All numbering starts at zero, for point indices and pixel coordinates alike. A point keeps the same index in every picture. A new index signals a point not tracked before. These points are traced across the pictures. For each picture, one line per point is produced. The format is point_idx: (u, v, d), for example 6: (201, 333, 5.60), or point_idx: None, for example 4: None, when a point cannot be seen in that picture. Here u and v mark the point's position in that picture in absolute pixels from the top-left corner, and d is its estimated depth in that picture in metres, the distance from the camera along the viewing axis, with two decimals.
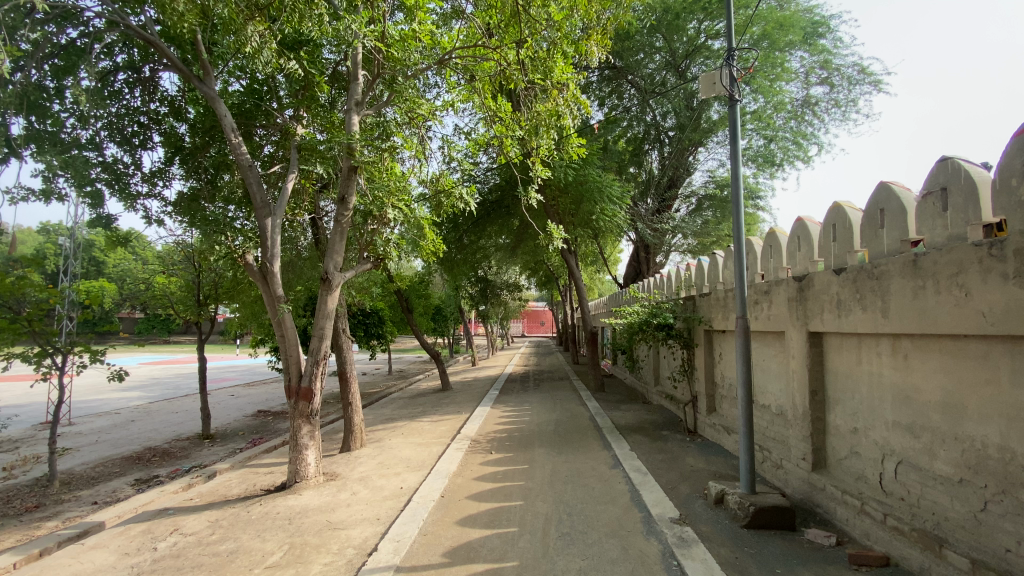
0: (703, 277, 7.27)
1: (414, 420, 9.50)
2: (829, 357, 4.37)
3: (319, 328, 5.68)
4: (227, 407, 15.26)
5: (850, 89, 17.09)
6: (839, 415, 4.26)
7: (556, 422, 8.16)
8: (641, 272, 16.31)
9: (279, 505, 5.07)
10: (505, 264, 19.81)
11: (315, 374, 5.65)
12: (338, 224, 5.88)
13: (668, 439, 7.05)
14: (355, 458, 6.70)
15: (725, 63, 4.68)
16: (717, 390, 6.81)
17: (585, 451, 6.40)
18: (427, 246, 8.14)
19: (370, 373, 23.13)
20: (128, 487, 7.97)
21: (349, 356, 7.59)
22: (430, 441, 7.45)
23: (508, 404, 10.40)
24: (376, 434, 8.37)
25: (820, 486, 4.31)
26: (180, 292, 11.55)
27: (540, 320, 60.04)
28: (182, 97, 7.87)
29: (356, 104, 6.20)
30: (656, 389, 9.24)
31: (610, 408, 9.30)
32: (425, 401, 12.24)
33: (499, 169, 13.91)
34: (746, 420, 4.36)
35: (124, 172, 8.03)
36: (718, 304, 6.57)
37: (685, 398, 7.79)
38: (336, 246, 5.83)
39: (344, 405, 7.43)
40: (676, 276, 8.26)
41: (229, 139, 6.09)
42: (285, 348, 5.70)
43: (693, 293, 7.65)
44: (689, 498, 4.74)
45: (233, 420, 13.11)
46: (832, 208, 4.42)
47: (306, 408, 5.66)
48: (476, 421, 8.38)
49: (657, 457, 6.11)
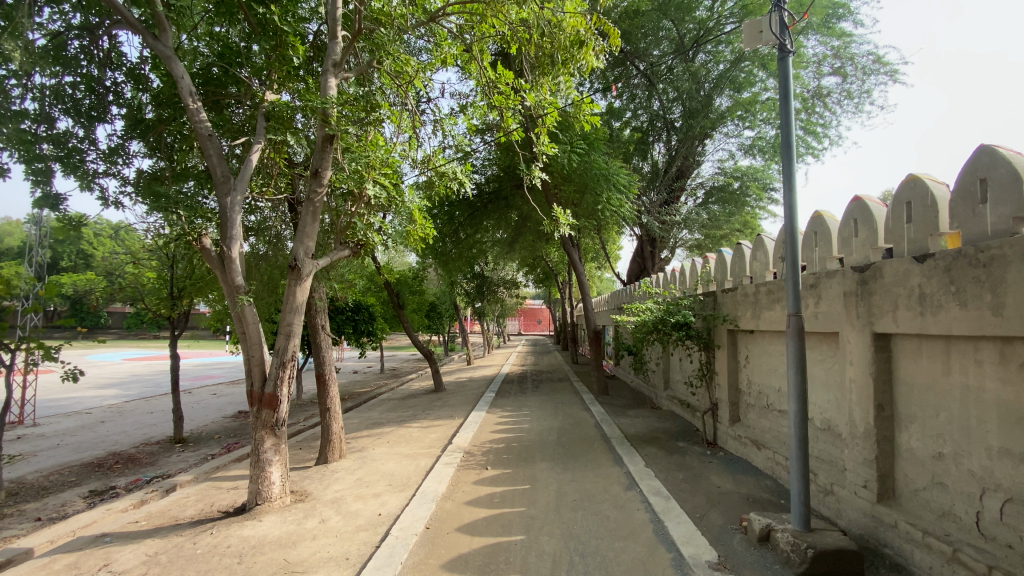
0: (727, 270, 6.48)
1: (402, 426, 8.67)
2: (902, 364, 3.59)
3: (286, 323, 4.84)
4: (207, 407, 14.36)
5: (863, 79, 16.33)
6: (916, 436, 3.48)
7: (558, 431, 7.36)
8: (646, 268, 15.42)
9: (233, 535, 4.24)
10: (502, 260, 19.08)
11: (281, 378, 4.82)
12: (309, 203, 4.99)
13: (686, 452, 6.26)
14: (332, 473, 5.88)
15: (775, 6, 3.84)
16: (742, 398, 6.02)
17: (593, 467, 5.61)
18: (418, 234, 7.26)
19: (363, 372, 22.35)
20: (79, 501, 7.09)
21: (328, 357, 6.76)
22: (418, 452, 6.63)
23: (506, 407, 9.60)
24: (360, 442, 7.55)
25: (889, 522, 3.54)
26: (152, 285, 10.71)
27: (538, 318, 59.25)
28: (144, 63, 7.01)
29: (334, 65, 5.34)
30: (669, 394, 8.45)
31: (616, 413, 8.51)
32: (417, 403, 11.45)
33: (499, 156, 13.15)
34: (802, 441, 3.56)
35: (78, 148, 7.15)
36: (746, 302, 5.78)
37: (702, 405, 6.99)
38: (308, 229, 4.97)
39: (322, 411, 6.58)
40: (694, 269, 7.46)
41: (185, 103, 5.23)
42: (246, 347, 4.88)
43: (713, 289, 6.86)
44: (725, 533, 3.94)
45: (211, 422, 12.24)
46: (905, 182, 3.66)
47: (270, 418, 4.83)
48: (470, 429, 7.57)
49: (677, 476, 5.31)
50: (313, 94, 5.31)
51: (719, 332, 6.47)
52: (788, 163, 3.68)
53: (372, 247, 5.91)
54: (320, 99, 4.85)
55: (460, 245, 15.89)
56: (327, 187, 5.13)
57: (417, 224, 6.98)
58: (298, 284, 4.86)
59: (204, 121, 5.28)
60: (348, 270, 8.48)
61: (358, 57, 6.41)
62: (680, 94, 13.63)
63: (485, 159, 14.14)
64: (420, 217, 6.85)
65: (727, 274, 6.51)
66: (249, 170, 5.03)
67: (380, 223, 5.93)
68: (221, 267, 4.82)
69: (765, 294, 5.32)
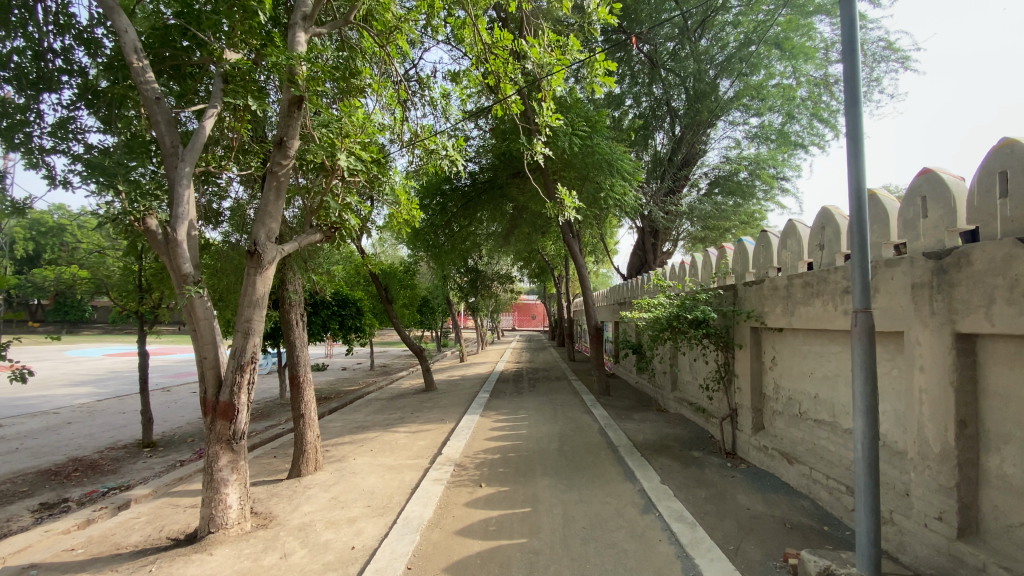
0: (750, 260, 5.82)
1: (389, 431, 7.96)
2: (992, 373, 2.93)
3: (244, 319, 4.11)
4: (184, 406, 13.58)
5: (873, 67, 15.67)
6: (1011, 461, 2.83)
7: (559, 437, 6.68)
8: (647, 262, 14.71)
9: (175, 574, 3.52)
10: (496, 254, 18.36)
11: (239, 384, 4.10)
12: (272, 177, 4.23)
13: (703, 464, 5.59)
14: (304, 489, 5.18)
15: None
16: (770, 405, 5.35)
17: (602, 483, 4.93)
18: (404, 218, 6.48)
19: (353, 368, 21.62)
20: (24, 516, 6.33)
21: (303, 356, 6.03)
22: (403, 463, 5.91)
23: (501, 409, 8.91)
24: (340, 450, 6.84)
25: (977, 567, 2.87)
26: (118, 277, 9.95)
27: (531, 314, 58.72)
28: (95, 25, 6.20)
29: (303, 18, 4.57)
30: (678, 396, 7.78)
31: (622, 417, 7.84)
32: (406, 404, 10.73)
33: (496, 139, 12.43)
34: (872, 468, 2.88)
35: (24, 122, 6.37)
36: (775, 296, 5.10)
37: (719, 411, 6.31)
38: (270, 208, 4.23)
39: (294, 418, 5.85)
40: (710, 260, 6.80)
41: (129, 61, 4.47)
42: (198, 347, 4.16)
43: (733, 283, 6.18)
44: (769, 573, 3.27)
45: (185, 424, 11.47)
46: (995, 148, 3.00)
47: (226, 430, 4.11)
48: (463, 435, 6.87)
49: (698, 495, 4.64)
50: (279, 52, 4.57)
51: (741, 330, 5.79)
52: (854, 126, 2.99)
53: (349, 232, 5.18)
54: (285, 53, 4.11)
55: (453, 237, 15.14)
56: (294, 160, 4.37)
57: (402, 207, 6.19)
58: (260, 273, 4.13)
59: (150, 83, 4.53)
60: (325, 258, 7.68)
61: (337, 18, 5.64)
62: (685, 78, 12.96)
63: (480, 147, 13.45)
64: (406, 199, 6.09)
65: (749, 266, 5.84)
66: (200, 141, 4.23)
67: (358, 204, 5.19)
68: (165, 254, 4.05)
69: (800, 287, 4.65)
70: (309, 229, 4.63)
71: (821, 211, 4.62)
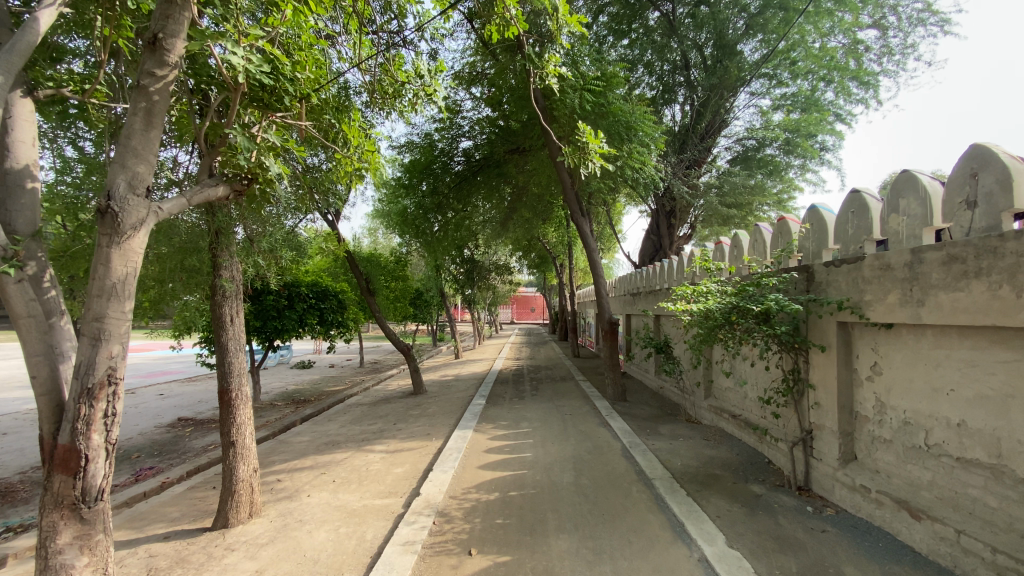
0: (838, 232, 4.32)
1: (362, 450, 6.49)
2: None
3: (92, 317, 2.60)
4: (145, 410, 12.09)
5: (909, 31, 14.03)
6: None
7: (573, 463, 5.23)
8: (661, 247, 13.20)
9: None
10: (493, 242, 16.91)
11: (88, 418, 2.63)
12: (137, 95, 2.72)
13: (773, 507, 4.13)
14: (227, 552, 3.72)
15: None
16: (871, 428, 3.90)
17: (644, 546, 3.47)
18: (352, 169, 4.79)
19: (340, 366, 20.14)
20: None
21: (238, 363, 4.54)
22: (368, 506, 4.44)
23: (500, 420, 7.44)
24: (293, 481, 5.37)
25: None
26: None
27: (529, 306, 57.50)
28: None
29: None
30: (719, 408, 6.30)
31: (648, 432, 6.39)
32: (390, 411, 9.29)
33: (494, 98, 10.82)
34: None
35: None
36: (883, 280, 3.62)
37: (784, 431, 4.83)
38: (134, 142, 2.70)
39: (223, 446, 4.38)
40: (769, 237, 5.30)
41: None
42: (28, 361, 2.67)
43: (805, 263, 4.67)
44: None
45: (138, 433, 9.97)
46: None
47: (69, 489, 2.62)
48: (451, 459, 5.41)
49: (789, 570, 3.18)
50: None
51: (821, 325, 4.29)
52: None
53: (273, 186, 3.64)
54: None
55: (447, 224, 13.36)
56: (179, 72, 2.85)
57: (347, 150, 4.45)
58: (118, 246, 2.62)
59: None
60: (270, 235, 6.06)
61: None
62: (708, 35, 11.34)
63: (474, 118, 11.97)
64: (352, 133, 4.37)
65: (834, 240, 4.34)
66: (27, 41, 2.73)
67: (286, 147, 3.63)
68: None
69: (940, 266, 3.17)
70: (206, 179, 3.03)
71: (968, 150, 3.20)
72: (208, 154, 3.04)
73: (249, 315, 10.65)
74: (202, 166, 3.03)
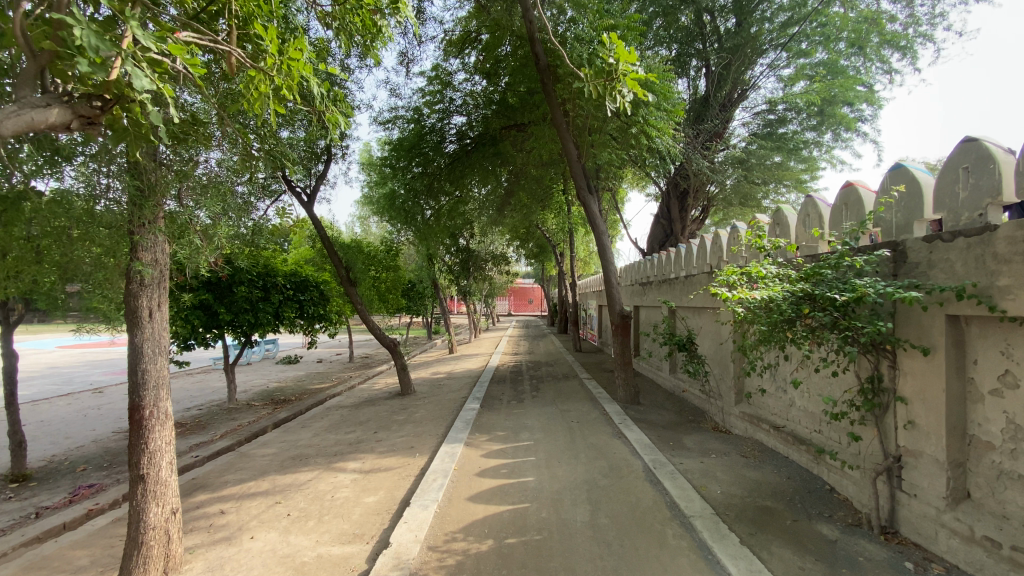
0: (940, 197, 3.27)
1: (331, 469, 5.43)
2: None
3: None
4: (109, 412, 11.02)
5: None
6: None
7: (587, 491, 4.19)
8: (674, 232, 12.11)
9: None
10: (489, 230, 15.78)
11: None
12: None
13: (857, 562, 3.09)
14: None
15: None
16: (997, 459, 2.87)
17: None
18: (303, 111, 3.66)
19: (329, 361, 19.07)
20: None
21: (155, 371, 3.46)
22: (321, 558, 3.39)
23: (498, 430, 6.39)
24: (238, 515, 4.31)
25: None
26: None
27: (528, 298, 56.55)
28: None
29: None
30: (758, 418, 5.25)
31: (673, 446, 5.34)
32: (374, 415, 8.24)
33: (491, 61, 9.66)
34: None
35: None
36: None
37: (857, 454, 3.80)
38: None
39: (131, 483, 3.32)
40: (827, 214, 4.27)
41: None
42: None
43: (889, 238, 3.62)
44: None
45: (92, 440, 8.89)
46: None
47: None
48: (434, 486, 4.34)
49: None
50: None
51: (917, 319, 3.26)
52: None
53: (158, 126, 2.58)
54: None
55: (440, 211, 12.17)
56: None
57: (273, 74, 3.31)
58: None
59: None
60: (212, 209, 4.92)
61: None
62: None
63: (469, 91, 10.89)
64: (281, 53, 3.20)
65: (934, 208, 3.30)
66: None
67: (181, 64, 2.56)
68: None
69: None
70: (31, 96, 2.08)
71: None
72: (33, 60, 2.10)
73: (218, 308, 9.39)
74: (23, 75, 2.08)
